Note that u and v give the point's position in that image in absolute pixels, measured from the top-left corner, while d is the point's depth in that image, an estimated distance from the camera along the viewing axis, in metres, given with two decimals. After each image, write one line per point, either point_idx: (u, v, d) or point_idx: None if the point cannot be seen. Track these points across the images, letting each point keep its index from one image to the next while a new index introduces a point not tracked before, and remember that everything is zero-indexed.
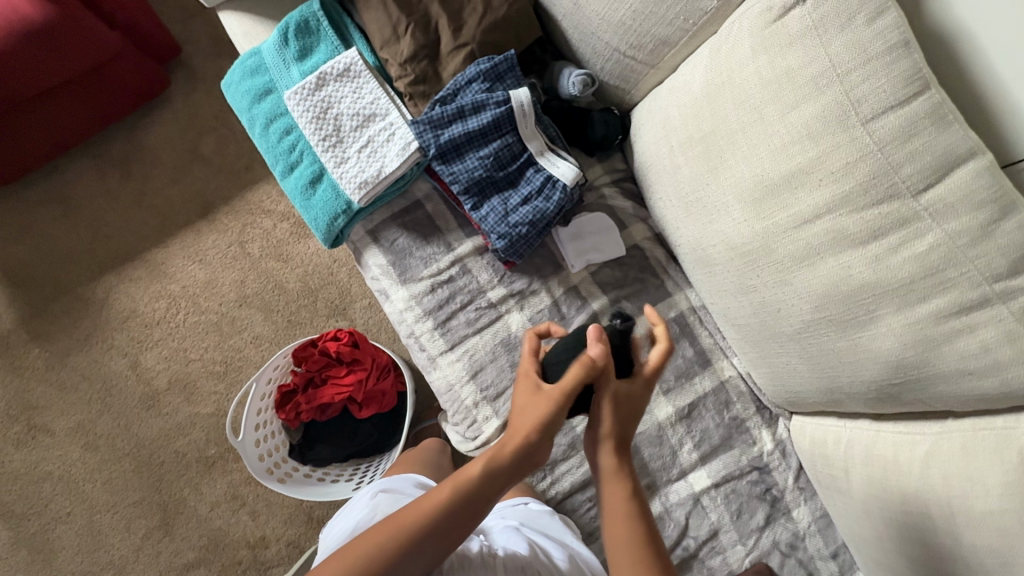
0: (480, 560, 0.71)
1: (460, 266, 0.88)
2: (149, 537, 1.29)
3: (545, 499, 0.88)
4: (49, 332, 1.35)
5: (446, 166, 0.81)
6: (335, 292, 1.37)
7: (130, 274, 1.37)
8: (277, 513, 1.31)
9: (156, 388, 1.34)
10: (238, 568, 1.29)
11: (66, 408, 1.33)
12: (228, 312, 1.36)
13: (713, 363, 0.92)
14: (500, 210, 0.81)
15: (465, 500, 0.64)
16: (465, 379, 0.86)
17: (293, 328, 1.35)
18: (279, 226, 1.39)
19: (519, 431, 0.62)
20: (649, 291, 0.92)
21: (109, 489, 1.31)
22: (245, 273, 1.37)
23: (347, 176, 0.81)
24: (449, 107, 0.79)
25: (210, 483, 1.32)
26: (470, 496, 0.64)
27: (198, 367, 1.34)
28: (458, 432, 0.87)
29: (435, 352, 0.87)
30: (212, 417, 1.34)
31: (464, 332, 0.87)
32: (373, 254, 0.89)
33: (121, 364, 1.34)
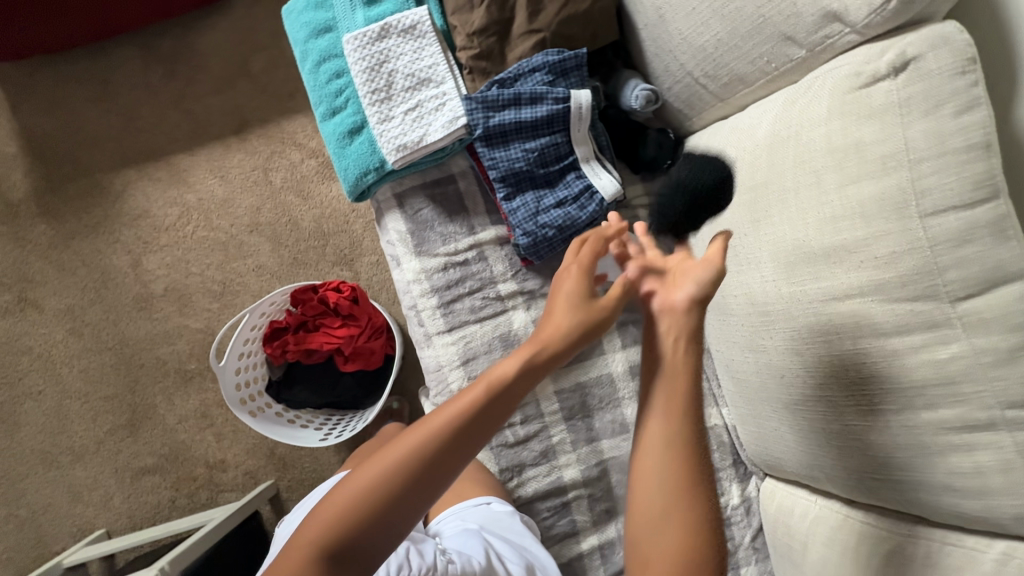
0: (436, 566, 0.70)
1: (477, 251, 0.87)
2: (112, 433, 1.32)
3: None
4: (58, 210, 1.34)
5: (489, 150, 0.78)
6: (346, 241, 1.36)
7: (150, 173, 1.36)
8: (242, 441, 1.33)
9: (152, 291, 1.34)
10: (193, 484, 1.32)
11: (60, 289, 1.33)
12: (237, 235, 1.35)
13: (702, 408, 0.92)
14: (531, 207, 0.79)
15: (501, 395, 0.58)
16: (456, 364, 0.86)
17: (297, 266, 1.35)
18: (307, 162, 1.37)
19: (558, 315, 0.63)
20: None
21: (85, 378, 1.32)
22: (263, 200, 1.36)
23: (387, 135, 0.79)
24: (506, 91, 0.76)
25: (183, 396, 1.33)
26: (502, 396, 0.59)
27: (197, 281, 1.34)
28: None
29: (432, 331, 0.87)
30: (200, 333, 1.34)
31: (465, 318, 0.86)
32: (393, 218, 0.87)
33: (122, 260, 1.34)
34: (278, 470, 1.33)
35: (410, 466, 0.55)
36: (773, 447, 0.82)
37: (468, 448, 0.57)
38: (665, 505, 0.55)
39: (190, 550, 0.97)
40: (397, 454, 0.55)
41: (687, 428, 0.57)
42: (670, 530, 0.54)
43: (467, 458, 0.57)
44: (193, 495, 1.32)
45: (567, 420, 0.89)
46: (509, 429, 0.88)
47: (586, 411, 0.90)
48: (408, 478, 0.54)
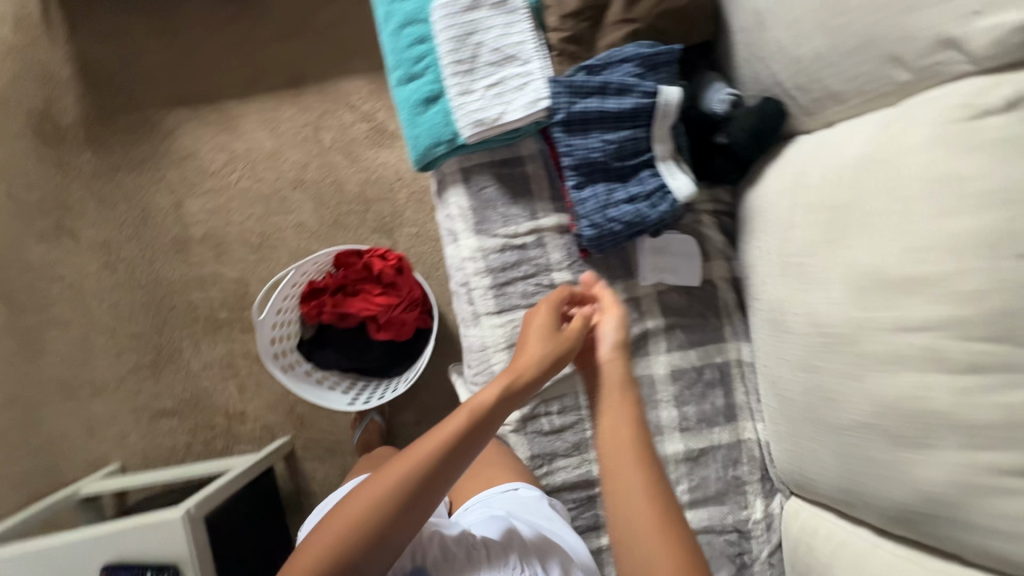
0: (464, 556, 0.70)
1: (537, 237, 0.86)
2: (135, 371, 1.33)
3: None
4: (105, 143, 1.33)
5: (567, 136, 0.77)
6: (388, 209, 1.35)
7: (201, 116, 1.35)
8: (264, 395, 1.34)
9: (190, 235, 1.34)
10: (210, 431, 1.33)
11: (99, 221, 1.33)
12: (281, 190, 1.34)
13: (737, 420, 0.92)
14: (601, 199, 0.78)
15: (476, 431, 0.67)
16: (501, 346, 0.86)
17: (337, 229, 1.35)
18: (358, 125, 1.35)
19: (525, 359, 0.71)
20: (706, 330, 0.90)
21: (114, 313, 1.33)
22: (310, 158, 1.35)
23: (464, 108, 0.78)
24: (594, 79, 0.74)
25: (210, 343, 1.34)
26: (482, 422, 0.68)
27: (236, 231, 1.34)
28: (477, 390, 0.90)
29: (481, 310, 0.87)
30: (234, 283, 1.34)
31: (516, 302, 0.86)
32: (456, 192, 0.87)
33: (165, 200, 1.34)
34: (296, 427, 1.34)
35: (404, 485, 0.63)
36: (808, 467, 0.82)
37: (449, 476, 0.66)
38: (637, 535, 0.57)
39: (214, 495, 0.99)
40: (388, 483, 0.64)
41: (642, 443, 0.64)
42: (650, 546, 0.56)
43: (455, 476, 0.67)
44: (209, 442, 1.34)
45: None
46: (546, 417, 0.88)
47: None
48: (404, 496, 0.63)
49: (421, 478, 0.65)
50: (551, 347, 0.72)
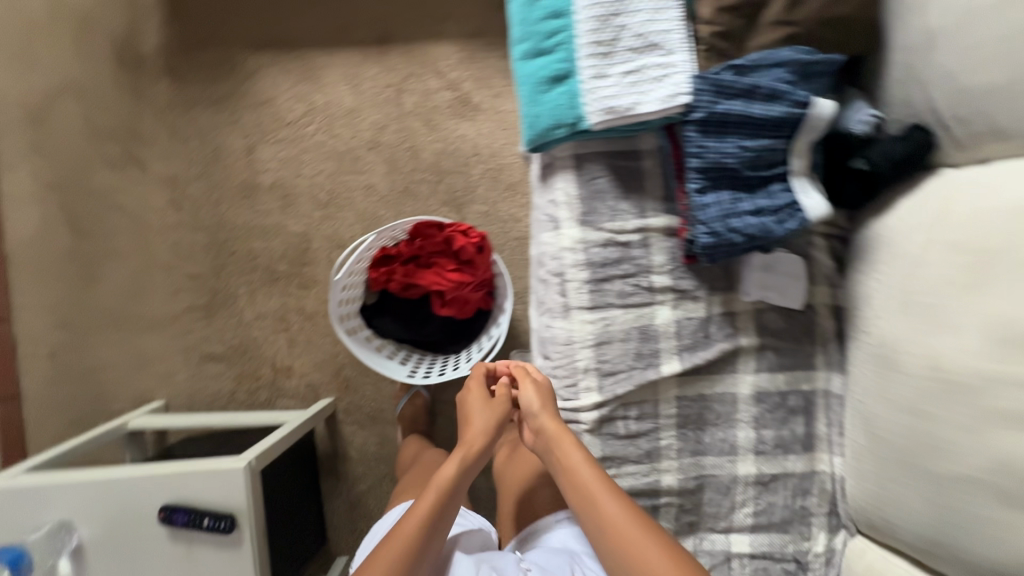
0: None
1: (643, 236, 0.83)
2: (188, 312, 1.32)
3: None
4: (186, 77, 1.31)
5: (700, 136, 0.73)
6: (461, 183, 1.32)
7: (284, 63, 1.31)
8: (312, 353, 1.33)
9: (259, 183, 1.31)
10: (255, 382, 1.33)
11: (171, 157, 1.31)
12: (355, 149, 1.31)
13: (814, 450, 0.89)
14: (725, 207, 0.74)
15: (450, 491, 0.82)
16: (587, 343, 0.84)
17: (407, 196, 1.32)
18: (441, 93, 1.31)
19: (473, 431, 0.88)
20: (797, 356, 0.87)
21: (174, 251, 1.31)
22: (389, 120, 1.31)
23: (595, 92, 0.74)
24: (742, 80, 0.70)
25: (265, 294, 1.32)
26: (448, 492, 0.82)
27: (305, 185, 1.31)
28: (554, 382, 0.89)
29: (573, 304, 0.84)
30: (296, 237, 1.32)
31: (611, 300, 0.83)
32: (565, 179, 0.83)
33: (238, 144, 1.31)
34: (341, 390, 1.33)
35: (408, 543, 0.76)
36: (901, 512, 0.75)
37: (442, 527, 0.80)
38: (619, 548, 0.70)
39: (270, 450, 0.98)
40: (399, 536, 0.76)
41: (595, 468, 0.76)
42: (634, 551, 0.69)
43: (445, 528, 0.81)
44: (252, 392, 1.33)
45: (679, 427, 0.87)
46: (622, 421, 0.85)
47: (699, 424, 0.88)
48: (404, 562, 0.74)
49: (423, 529, 0.78)
50: (489, 420, 0.89)
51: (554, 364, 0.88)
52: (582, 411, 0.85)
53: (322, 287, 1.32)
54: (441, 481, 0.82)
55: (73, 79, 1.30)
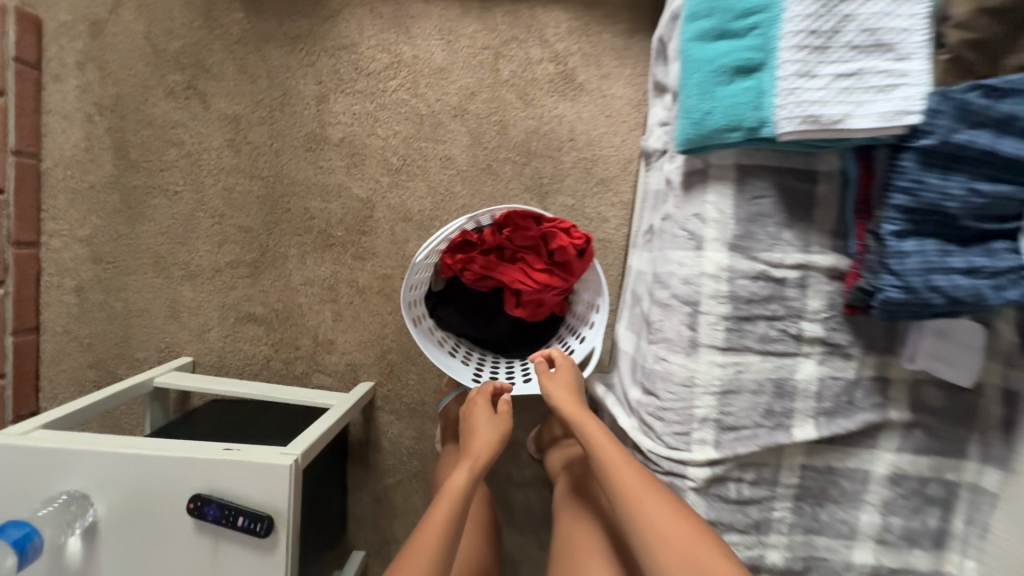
0: None
1: (801, 275, 0.69)
2: (231, 267, 1.20)
3: None
4: (262, 5, 1.16)
5: (919, 168, 0.59)
6: (550, 170, 1.17)
7: (373, 4, 1.16)
8: (357, 332, 1.21)
9: (327, 136, 1.17)
10: (292, 352, 1.21)
11: (234, 93, 1.17)
12: (439, 114, 1.17)
13: (945, 550, 0.76)
14: (932, 259, 0.60)
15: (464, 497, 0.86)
16: (712, 390, 0.71)
17: (487, 175, 1.17)
18: (544, 65, 1.16)
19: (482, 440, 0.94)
20: (951, 441, 0.73)
21: (225, 198, 1.19)
22: (481, 87, 1.16)
23: (794, 93, 0.60)
24: (998, 107, 0.56)
25: (316, 260, 1.19)
26: (461, 497, 0.86)
27: (377, 146, 1.17)
28: (657, 427, 0.75)
29: (703, 340, 0.71)
30: (359, 202, 1.18)
31: (749, 343, 0.70)
32: (720, 191, 0.69)
33: (309, 89, 1.17)
34: (384, 376, 1.22)
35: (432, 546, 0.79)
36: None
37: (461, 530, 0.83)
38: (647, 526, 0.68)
39: (315, 444, 0.87)
40: (423, 541, 0.80)
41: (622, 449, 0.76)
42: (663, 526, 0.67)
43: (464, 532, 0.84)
44: (288, 363, 1.22)
45: (796, 500, 0.74)
46: (735, 483, 0.73)
47: (820, 499, 0.75)
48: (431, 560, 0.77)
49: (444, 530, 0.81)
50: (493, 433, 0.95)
51: (662, 404, 0.75)
52: (691, 465, 0.72)
53: (379, 261, 1.19)
54: (456, 488, 0.87)
55: None
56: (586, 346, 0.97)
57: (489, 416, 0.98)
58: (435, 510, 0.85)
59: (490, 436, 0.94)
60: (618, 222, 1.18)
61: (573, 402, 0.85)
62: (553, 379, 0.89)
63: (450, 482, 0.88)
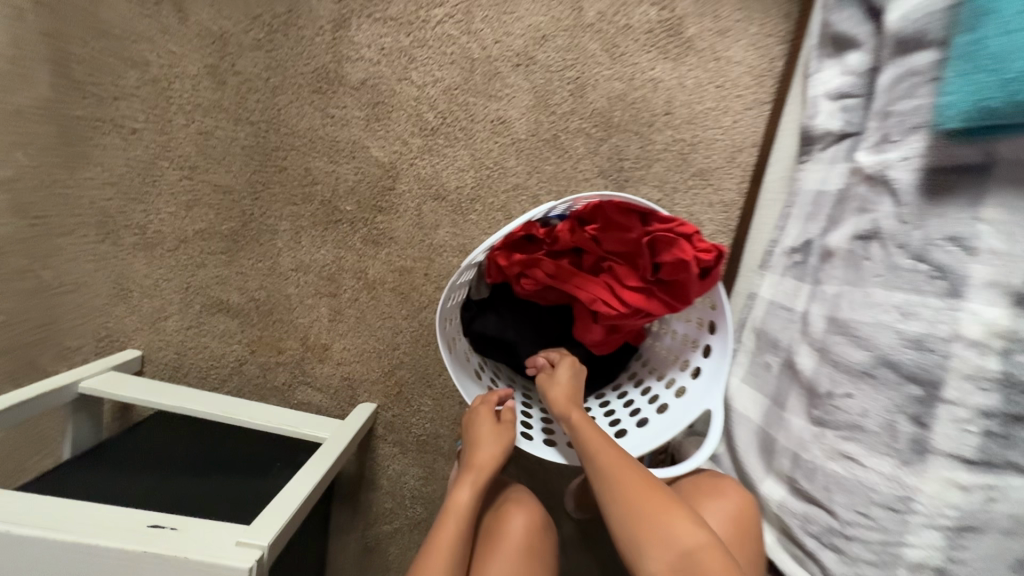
0: None
1: None
2: (203, 238, 0.91)
3: None
4: None
5: None
6: (635, 150, 0.89)
7: None
8: (361, 338, 0.92)
9: (343, 75, 0.88)
10: (273, 356, 0.93)
11: (223, 3, 0.87)
12: (496, 61, 0.87)
13: None
14: None
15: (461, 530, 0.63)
16: (939, 526, 0.44)
17: (551, 150, 0.89)
18: (642, 9, 0.86)
19: (484, 459, 0.67)
20: None
21: (200, 145, 0.89)
22: (556, 29, 0.87)
23: None
24: None
25: (316, 239, 0.90)
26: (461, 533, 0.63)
27: (409, 96, 0.88)
28: (832, 562, 0.49)
29: (938, 446, 0.44)
30: (379, 169, 0.89)
31: (1017, 458, 0.42)
32: (1011, 203, 0.41)
33: (325, 9, 0.87)
34: (390, 397, 0.94)
35: None
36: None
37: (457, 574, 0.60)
38: None
39: (286, 528, 0.60)
40: None
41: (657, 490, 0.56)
42: None
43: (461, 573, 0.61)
44: (266, 369, 0.93)
45: None
46: None
47: None
48: None
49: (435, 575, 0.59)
50: (497, 448, 0.67)
51: (842, 526, 0.49)
52: None
53: (396, 248, 0.90)
54: (456, 513, 0.64)
55: None
56: (691, 405, 0.66)
57: (494, 425, 0.69)
58: (430, 556, 0.60)
59: (492, 451, 0.67)
60: (716, 228, 0.89)
61: (568, 391, 0.67)
62: (551, 384, 0.68)
63: (451, 511, 0.64)
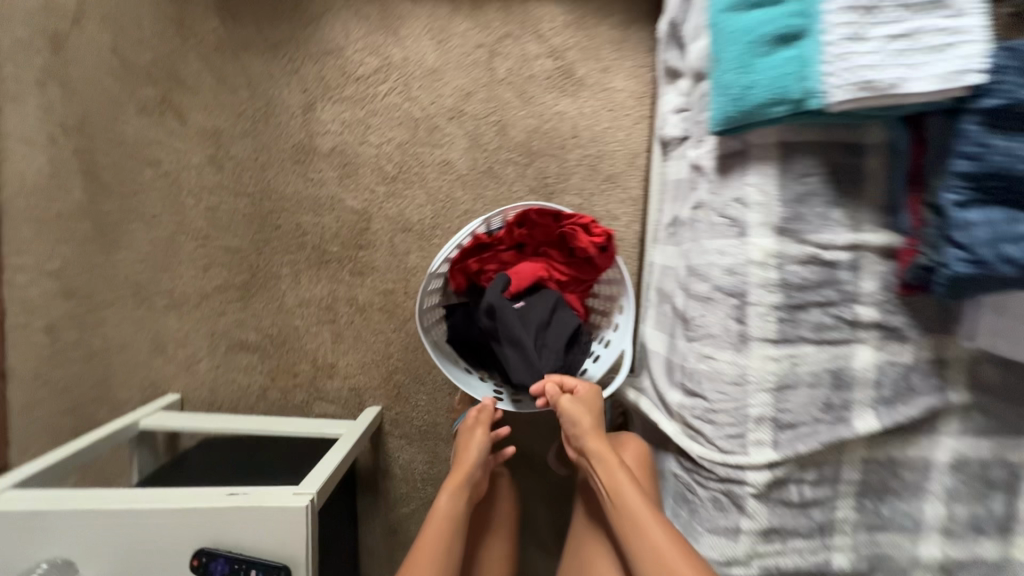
0: None
1: (853, 256, 0.64)
2: (220, 292, 1.11)
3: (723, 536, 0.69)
4: (239, 12, 1.09)
5: (984, 132, 0.55)
6: (554, 168, 1.12)
7: (357, 5, 1.10)
8: (360, 352, 1.12)
9: (316, 146, 1.10)
10: (291, 380, 1.12)
11: (212, 105, 1.09)
12: (434, 117, 1.11)
13: (1010, 535, 0.73)
14: (1002, 229, 0.55)
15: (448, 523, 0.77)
16: (767, 387, 0.66)
17: (489, 178, 1.12)
18: (541, 61, 1.11)
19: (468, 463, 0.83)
20: (1009, 421, 0.70)
21: (208, 219, 1.10)
22: (477, 86, 1.11)
23: (844, 58, 0.55)
24: None
25: (312, 279, 1.11)
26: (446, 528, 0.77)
27: (370, 154, 1.10)
28: (710, 432, 0.70)
29: (754, 333, 0.66)
30: (355, 215, 1.11)
31: (804, 334, 0.65)
32: (763, 170, 0.64)
33: (294, 97, 1.10)
34: (390, 397, 1.13)
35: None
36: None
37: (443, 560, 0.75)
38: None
39: (328, 481, 0.79)
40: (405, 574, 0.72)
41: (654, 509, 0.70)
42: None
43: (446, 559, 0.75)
44: (287, 392, 1.13)
45: (859, 496, 0.70)
46: (796, 485, 0.67)
47: (882, 493, 0.70)
48: None
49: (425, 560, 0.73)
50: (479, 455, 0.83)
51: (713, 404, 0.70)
52: (749, 470, 0.67)
53: (378, 276, 1.11)
54: (439, 513, 0.78)
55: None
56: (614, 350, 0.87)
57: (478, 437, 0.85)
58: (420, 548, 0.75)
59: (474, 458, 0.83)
60: (629, 219, 1.13)
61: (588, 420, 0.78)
62: (577, 414, 0.78)
63: (436, 513, 0.78)
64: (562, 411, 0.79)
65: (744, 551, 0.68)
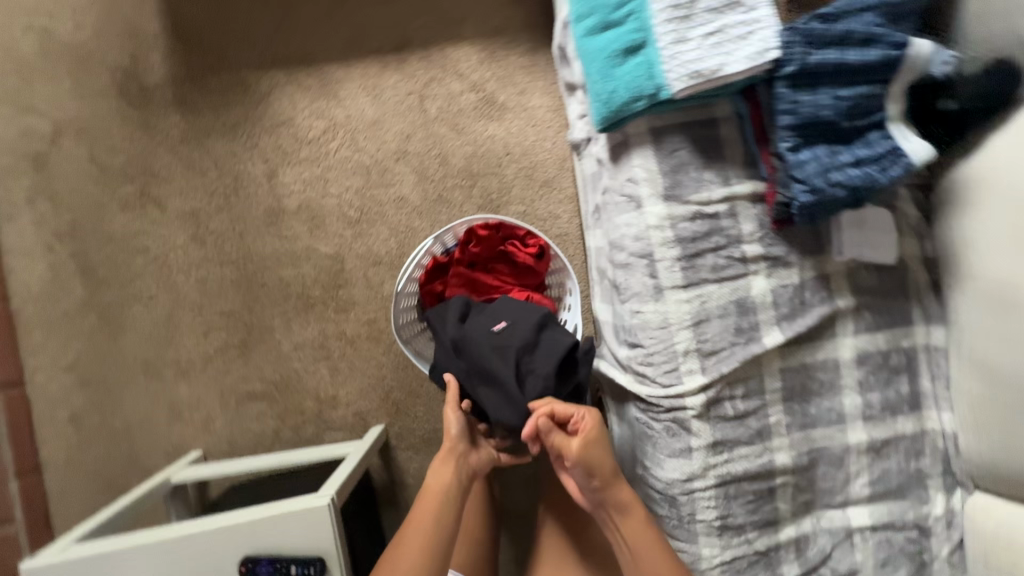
0: None
1: (729, 206, 0.79)
2: (222, 351, 1.23)
3: (674, 456, 0.82)
4: (197, 105, 1.24)
5: (792, 91, 0.71)
6: (496, 185, 1.27)
7: (298, 80, 1.25)
8: (357, 379, 1.25)
9: (284, 207, 1.24)
10: (300, 418, 1.24)
11: (188, 189, 1.23)
12: (382, 162, 1.26)
13: (921, 409, 0.86)
14: (824, 162, 0.71)
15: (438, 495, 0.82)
16: (685, 324, 0.80)
17: (441, 205, 1.26)
18: (465, 96, 1.27)
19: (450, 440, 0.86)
20: (894, 314, 0.85)
21: (201, 289, 1.23)
22: (414, 128, 1.26)
23: (676, 57, 0.71)
24: (834, 27, 0.68)
25: (302, 323, 1.24)
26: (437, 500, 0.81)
27: (333, 204, 1.25)
28: (649, 371, 0.83)
29: (666, 283, 0.80)
30: (329, 259, 1.24)
31: (705, 276, 0.80)
32: (643, 153, 0.80)
33: (258, 169, 1.24)
34: (391, 413, 1.25)
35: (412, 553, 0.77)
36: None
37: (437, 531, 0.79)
38: None
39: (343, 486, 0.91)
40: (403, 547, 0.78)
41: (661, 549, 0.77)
42: None
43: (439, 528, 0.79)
44: (298, 429, 1.24)
45: (786, 401, 0.83)
46: (729, 401, 0.81)
47: (805, 395, 0.84)
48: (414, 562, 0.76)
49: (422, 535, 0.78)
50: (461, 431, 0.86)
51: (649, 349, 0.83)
52: (687, 396, 0.81)
53: (360, 309, 1.24)
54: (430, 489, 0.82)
55: (76, 118, 1.23)
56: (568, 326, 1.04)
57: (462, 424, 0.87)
58: (414, 522, 0.80)
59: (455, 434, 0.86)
60: (570, 215, 1.27)
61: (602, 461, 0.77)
62: (592, 461, 0.76)
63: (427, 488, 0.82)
64: (577, 459, 0.76)
65: (699, 466, 0.81)
